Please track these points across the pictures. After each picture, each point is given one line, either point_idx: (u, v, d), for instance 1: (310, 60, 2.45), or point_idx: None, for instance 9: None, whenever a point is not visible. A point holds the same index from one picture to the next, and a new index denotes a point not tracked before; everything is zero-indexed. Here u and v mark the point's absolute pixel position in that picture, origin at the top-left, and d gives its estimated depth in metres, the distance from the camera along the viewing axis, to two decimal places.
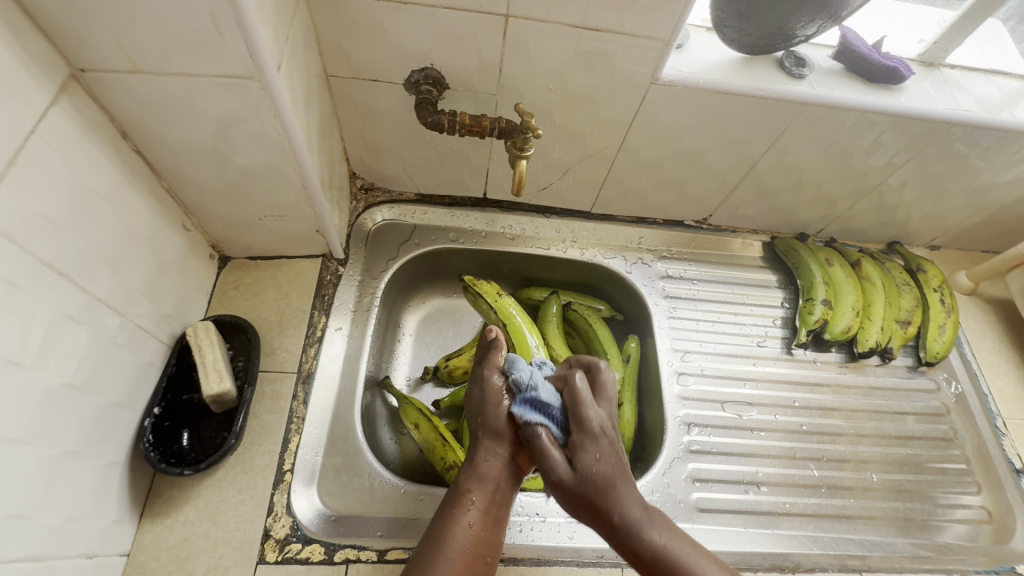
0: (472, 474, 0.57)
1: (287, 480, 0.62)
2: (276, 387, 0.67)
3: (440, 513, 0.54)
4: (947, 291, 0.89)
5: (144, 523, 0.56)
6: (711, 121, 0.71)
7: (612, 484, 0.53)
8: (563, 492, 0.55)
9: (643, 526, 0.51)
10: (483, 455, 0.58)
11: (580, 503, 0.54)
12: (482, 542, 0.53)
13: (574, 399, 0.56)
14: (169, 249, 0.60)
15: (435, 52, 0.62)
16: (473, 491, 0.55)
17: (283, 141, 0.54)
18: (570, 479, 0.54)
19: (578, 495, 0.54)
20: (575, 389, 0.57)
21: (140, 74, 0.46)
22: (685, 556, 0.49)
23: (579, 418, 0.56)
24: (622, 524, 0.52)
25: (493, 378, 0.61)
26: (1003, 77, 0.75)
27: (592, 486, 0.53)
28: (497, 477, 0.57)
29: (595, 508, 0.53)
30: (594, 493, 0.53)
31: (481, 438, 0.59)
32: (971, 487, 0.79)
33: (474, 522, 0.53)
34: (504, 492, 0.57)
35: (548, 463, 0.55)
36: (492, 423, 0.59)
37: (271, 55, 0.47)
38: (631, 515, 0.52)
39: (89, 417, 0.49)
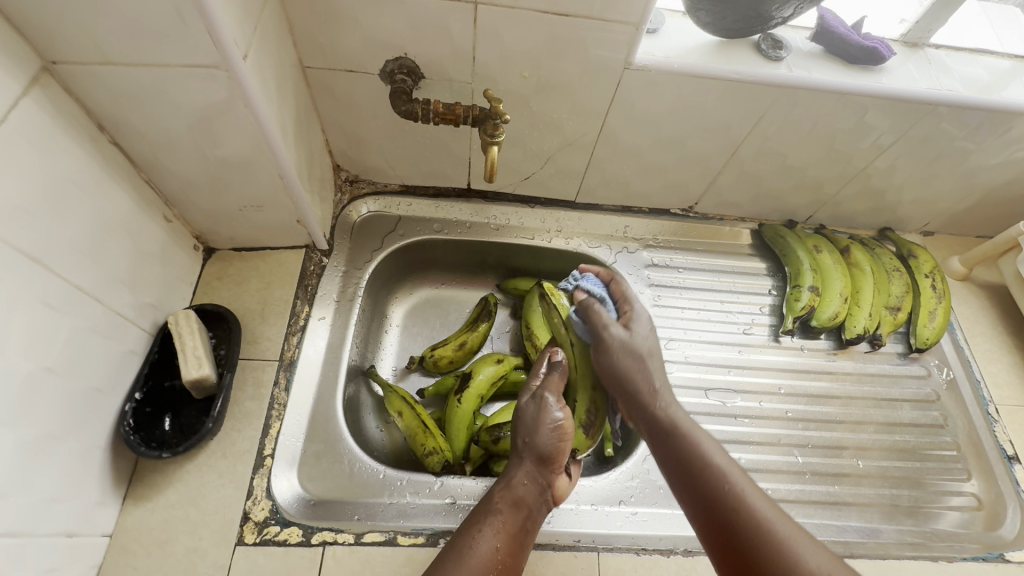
0: (506, 492, 0.60)
1: (268, 465, 0.63)
2: (258, 375, 0.68)
3: (466, 527, 0.57)
4: (939, 277, 0.88)
5: (127, 505, 0.58)
6: (688, 105, 0.71)
7: (654, 354, 0.62)
8: (616, 350, 0.60)
9: (671, 408, 0.61)
10: (521, 476, 0.62)
11: (626, 361, 0.60)
12: (503, 564, 0.54)
13: (624, 289, 0.65)
14: (150, 239, 0.61)
15: (408, 41, 0.62)
16: (503, 510, 0.58)
17: (256, 131, 0.55)
18: (623, 336, 0.61)
19: (627, 352, 0.60)
20: (623, 284, 0.65)
21: (109, 66, 0.46)
22: (707, 447, 0.57)
23: (628, 301, 0.64)
24: (655, 396, 0.61)
25: (551, 402, 0.63)
26: (990, 57, 0.73)
27: (639, 349, 0.61)
28: (530, 502, 0.60)
29: (639, 364, 0.60)
30: (642, 355, 0.61)
31: (525, 461, 0.62)
32: (960, 473, 0.78)
33: (498, 542, 0.55)
34: (533, 521, 0.60)
35: (602, 328, 0.61)
36: (540, 446, 0.61)
37: (237, 44, 0.47)
38: (666, 396, 0.61)
39: (68, 401, 0.50)
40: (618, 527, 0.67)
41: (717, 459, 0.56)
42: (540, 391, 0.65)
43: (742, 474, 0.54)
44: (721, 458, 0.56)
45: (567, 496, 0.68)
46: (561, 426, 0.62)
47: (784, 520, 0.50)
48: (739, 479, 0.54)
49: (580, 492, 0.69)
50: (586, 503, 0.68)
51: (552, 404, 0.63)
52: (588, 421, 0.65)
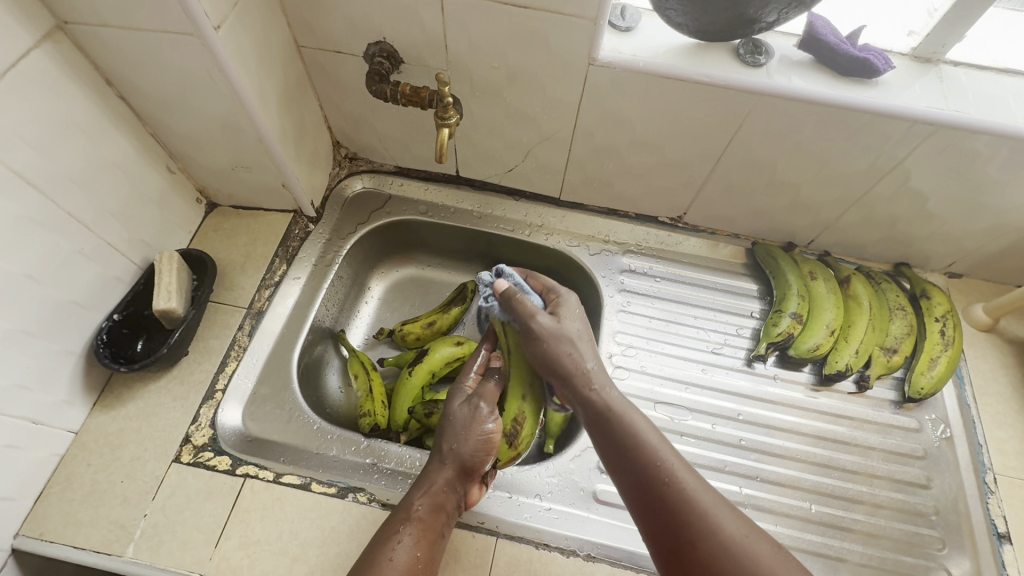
0: (425, 497, 0.59)
1: (217, 398, 0.70)
2: (226, 317, 0.75)
3: (382, 536, 0.55)
4: (952, 323, 0.78)
5: (94, 409, 0.67)
6: (660, 106, 0.69)
7: (578, 345, 0.60)
8: (544, 336, 0.60)
9: (605, 390, 0.58)
10: (441, 482, 0.61)
11: (555, 348, 0.60)
12: (421, 572, 0.54)
13: (545, 283, 0.67)
14: (151, 184, 0.71)
15: (384, 27, 0.67)
16: (421, 517, 0.57)
17: (232, 94, 0.62)
18: (549, 323, 0.61)
19: (555, 337, 0.60)
20: (543, 278, 0.68)
21: (108, 27, 0.55)
22: (636, 422, 0.56)
23: (551, 290, 0.66)
24: (586, 380, 0.59)
25: (484, 412, 0.63)
26: (1019, 79, 0.65)
27: (565, 335, 0.60)
28: (448, 509, 0.60)
29: (561, 360, 0.59)
30: (568, 341, 0.60)
31: (448, 468, 0.61)
32: (933, 542, 0.69)
33: (417, 549, 0.55)
34: (447, 528, 0.59)
35: (528, 316, 0.61)
36: (465, 456, 0.61)
37: (208, 15, 0.54)
38: (597, 377, 0.59)
39: (47, 307, 0.59)
40: (527, 518, 0.66)
41: (643, 433, 0.55)
42: (476, 396, 0.65)
43: (669, 449, 0.54)
44: (648, 434, 0.55)
45: None
46: (489, 436, 0.62)
47: (705, 491, 0.50)
48: (665, 453, 0.53)
49: (499, 478, 0.69)
50: (502, 490, 0.68)
51: (484, 414, 0.63)
52: (511, 435, 0.64)
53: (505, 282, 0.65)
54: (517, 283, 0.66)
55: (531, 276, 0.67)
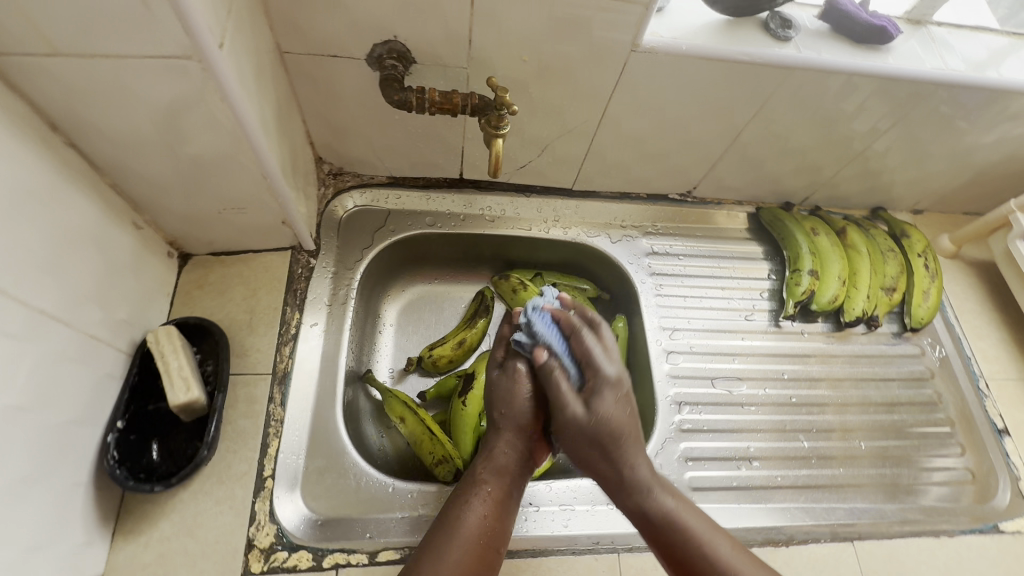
0: (488, 463, 0.57)
1: (268, 487, 0.59)
2: (250, 390, 0.63)
3: (454, 498, 0.55)
4: (931, 256, 0.89)
5: (117, 541, 0.54)
6: (694, 89, 0.67)
7: (621, 435, 0.55)
8: (572, 432, 0.56)
9: (651, 488, 0.54)
10: (502, 445, 0.58)
11: (588, 444, 0.55)
12: (492, 535, 0.53)
13: (587, 346, 0.57)
14: (120, 249, 0.56)
15: (399, 24, 0.57)
16: (487, 480, 0.56)
17: (235, 129, 0.50)
18: (581, 416, 0.55)
19: (589, 435, 0.55)
20: (585, 340, 0.58)
21: (61, 57, 0.41)
22: (693, 522, 0.53)
23: (591, 362, 0.57)
24: (632, 481, 0.55)
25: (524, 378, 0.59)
26: (987, 35, 0.74)
27: (601, 430, 0.55)
28: (515, 470, 0.57)
29: (604, 448, 0.55)
30: (605, 439, 0.55)
31: (505, 430, 0.58)
32: (955, 449, 0.80)
33: (485, 511, 0.54)
34: (517, 488, 0.57)
35: (561, 402, 0.56)
36: (518, 417, 0.58)
37: (211, 31, 0.42)
38: (643, 473, 0.55)
39: (41, 438, 0.46)
40: None
41: (705, 533, 0.52)
42: (510, 363, 0.61)
43: (701, 517, 0.53)
44: (706, 534, 0.52)
45: (582, 497, 0.66)
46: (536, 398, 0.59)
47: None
48: (727, 551, 0.51)
49: (595, 491, 0.67)
50: (603, 504, 0.66)
51: (522, 376, 0.59)
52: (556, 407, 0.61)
53: (543, 352, 0.57)
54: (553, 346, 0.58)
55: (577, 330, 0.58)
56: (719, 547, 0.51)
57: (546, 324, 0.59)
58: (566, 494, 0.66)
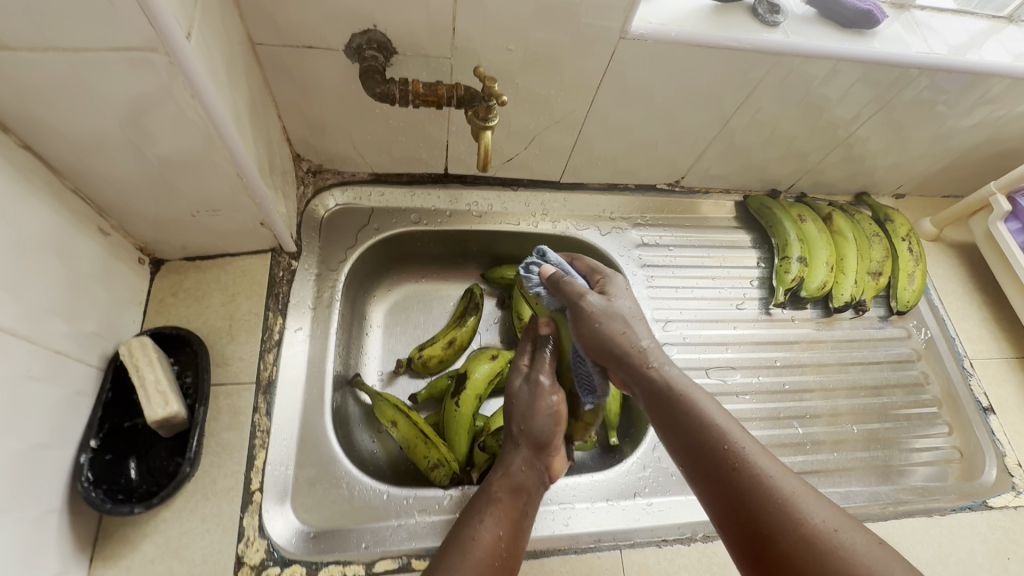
0: (503, 479, 0.58)
1: (257, 501, 0.56)
2: (233, 402, 0.60)
3: (466, 518, 0.54)
4: (915, 240, 0.90)
5: (96, 566, 0.51)
6: (683, 76, 0.66)
7: (637, 319, 0.56)
8: (598, 324, 0.55)
9: (667, 367, 0.54)
10: (517, 462, 0.60)
11: (611, 329, 0.55)
12: (507, 553, 0.52)
13: (589, 261, 0.63)
14: (85, 258, 0.53)
15: (378, 12, 0.54)
16: (501, 499, 0.56)
17: (207, 126, 0.47)
18: (601, 301, 0.56)
19: (611, 315, 0.55)
20: (584, 256, 0.63)
21: (9, 51, 0.38)
22: (707, 407, 0.51)
23: (595, 270, 0.61)
24: (650, 359, 0.54)
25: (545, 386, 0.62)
26: (969, 19, 0.75)
27: (620, 313, 0.56)
28: (530, 487, 0.59)
29: (626, 327, 0.55)
30: (624, 327, 0.55)
31: (523, 448, 0.61)
32: (941, 429, 0.82)
33: (500, 529, 0.53)
34: (531, 504, 0.57)
35: (580, 297, 0.55)
36: (537, 433, 0.60)
37: (177, 21, 0.39)
38: (659, 356, 0.55)
39: (6, 464, 0.43)
40: (636, 521, 0.64)
41: (718, 419, 0.50)
42: (533, 372, 0.63)
43: (716, 403, 0.51)
44: (722, 420, 0.50)
45: (581, 494, 0.65)
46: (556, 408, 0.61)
47: (789, 477, 0.46)
48: (740, 437, 0.49)
49: (593, 488, 0.66)
50: (601, 500, 0.65)
51: (545, 387, 0.62)
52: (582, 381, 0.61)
53: (551, 266, 0.59)
54: (556, 261, 0.63)
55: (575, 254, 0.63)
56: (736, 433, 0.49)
57: (549, 251, 0.64)
58: (566, 492, 0.65)
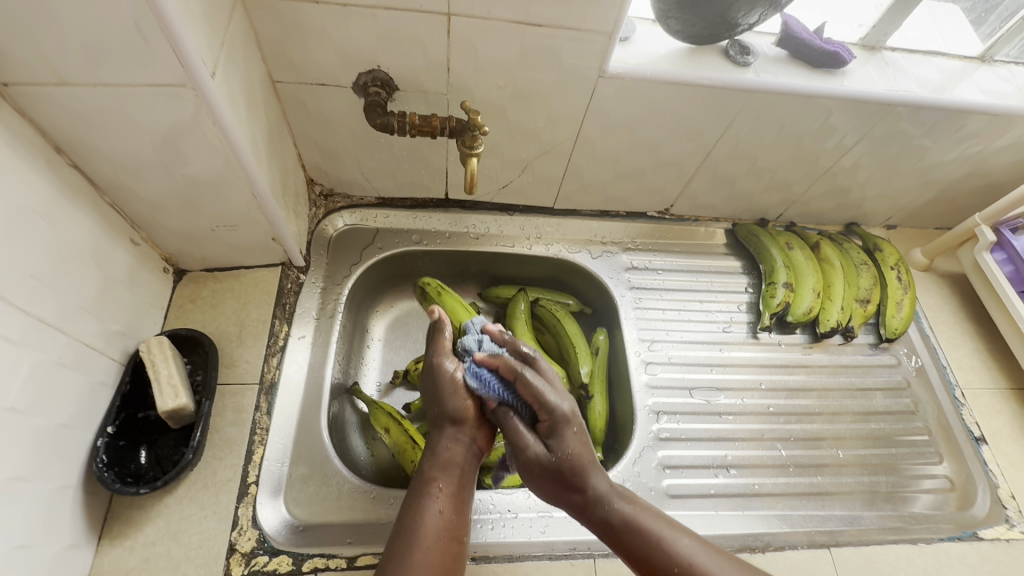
0: (435, 458, 0.57)
1: (251, 493, 0.61)
2: (237, 400, 0.66)
3: (407, 504, 0.53)
4: (904, 269, 0.92)
5: (102, 545, 0.56)
6: (662, 112, 0.72)
7: (586, 467, 0.55)
8: (538, 468, 0.57)
9: (611, 499, 0.54)
10: (445, 441, 0.58)
11: (555, 483, 0.56)
12: (453, 530, 0.52)
13: (534, 389, 0.57)
14: (117, 264, 0.60)
15: (381, 54, 0.62)
16: (436, 477, 0.55)
17: (226, 150, 0.54)
18: (545, 455, 0.57)
19: (554, 470, 0.56)
20: (529, 381, 0.57)
21: (67, 85, 0.45)
22: (651, 523, 0.52)
23: (541, 403, 0.57)
24: (591, 496, 0.55)
25: (447, 364, 0.61)
26: (940, 59, 0.79)
27: (564, 467, 0.55)
28: (462, 461, 0.57)
29: (572, 485, 0.55)
30: (566, 474, 0.55)
31: (442, 426, 0.59)
32: (934, 458, 0.81)
33: (443, 507, 0.53)
34: (469, 479, 0.57)
35: (521, 445, 0.58)
36: (452, 412, 0.59)
37: (203, 62, 0.47)
38: (601, 486, 0.55)
39: (31, 440, 0.49)
40: None
41: (662, 531, 0.51)
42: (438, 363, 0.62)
43: (658, 516, 0.53)
44: (666, 529, 0.52)
45: None
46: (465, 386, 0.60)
47: (732, 568, 0.48)
48: (686, 545, 0.50)
49: None
50: None
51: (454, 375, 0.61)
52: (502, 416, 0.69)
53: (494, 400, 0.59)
54: (497, 396, 0.59)
55: (520, 375, 0.58)
56: (680, 542, 0.50)
57: (488, 381, 0.59)
58: (545, 501, 0.67)
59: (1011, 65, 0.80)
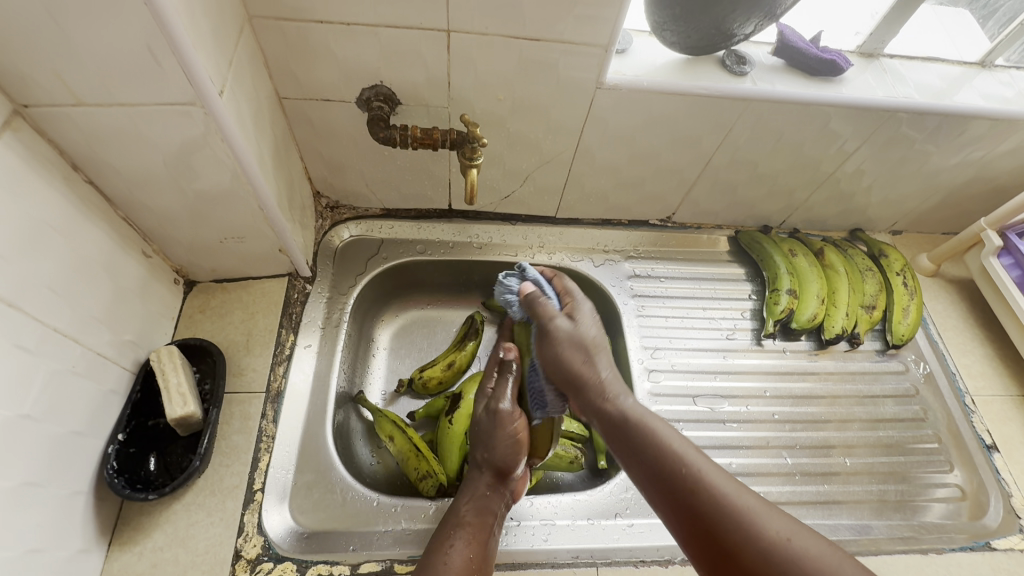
0: (471, 502, 0.61)
1: (257, 500, 0.62)
2: (244, 408, 0.67)
3: (438, 541, 0.57)
4: (910, 274, 0.91)
5: (112, 550, 0.57)
6: (660, 122, 0.73)
7: (594, 349, 0.60)
8: (558, 344, 0.60)
9: (624, 398, 0.57)
10: (481, 487, 0.63)
11: (571, 354, 0.59)
12: (478, 568, 0.55)
13: (562, 284, 0.66)
14: (129, 276, 0.62)
15: (383, 70, 0.64)
16: (470, 521, 0.59)
17: (233, 165, 0.56)
18: (551, 363, 0.60)
19: (573, 342, 0.60)
20: (564, 281, 0.67)
21: (84, 106, 0.48)
22: (663, 433, 0.53)
23: (568, 292, 0.65)
24: (602, 390, 0.57)
25: (501, 407, 0.66)
26: (940, 65, 0.79)
27: (584, 340, 0.60)
28: (494, 509, 0.62)
29: (580, 370, 0.58)
30: (581, 359, 0.59)
31: (484, 473, 0.64)
32: (944, 466, 0.80)
33: (470, 551, 0.56)
34: (496, 526, 0.61)
35: (549, 314, 0.62)
36: (496, 458, 0.64)
37: (212, 81, 0.49)
38: (614, 386, 0.57)
39: (45, 447, 0.50)
40: (616, 540, 0.66)
41: (674, 443, 0.51)
42: (493, 401, 0.67)
43: (672, 430, 0.53)
44: (680, 448, 0.51)
45: (563, 512, 0.67)
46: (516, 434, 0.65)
47: (746, 494, 0.46)
48: (696, 459, 0.50)
49: (575, 507, 0.68)
50: (582, 519, 0.67)
51: (504, 412, 0.66)
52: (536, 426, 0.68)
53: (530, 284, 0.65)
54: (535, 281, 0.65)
55: (557, 275, 0.68)
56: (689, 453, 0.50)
57: (535, 273, 0.67)
58: (548, 509, 0.67)
59: (1011, 70, 0.80)
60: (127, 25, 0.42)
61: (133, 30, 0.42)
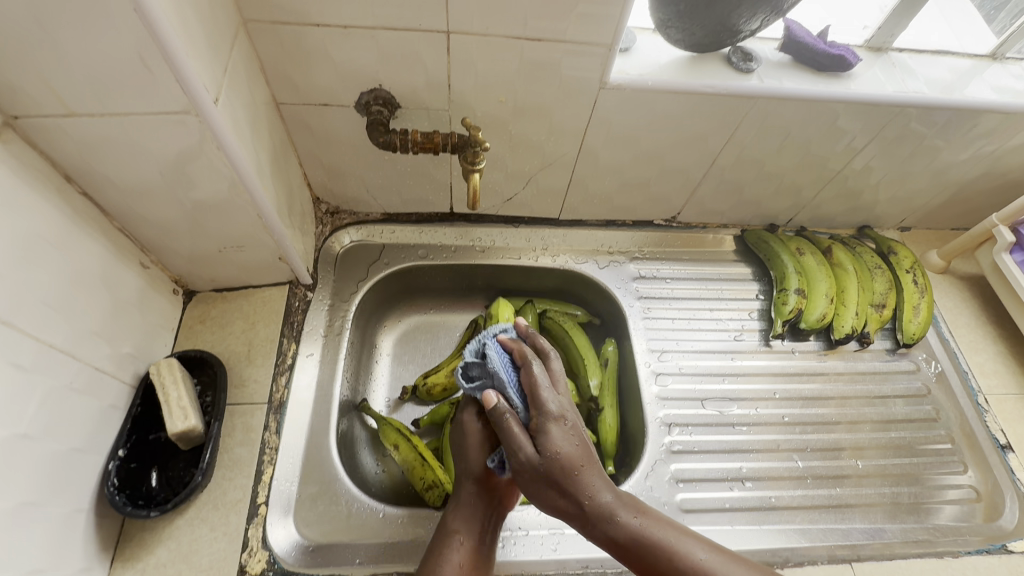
0: (458, 513, 0.59)
1: (261, 514, 0.61)
2: (247, 419, 0.66)
3: (430, 554, 0.57)
4: (920, 272, 0.89)
5: (115, 567, 0.56)
6: (666, 121, 0.71)
7: (574, 470, 0.55)
8: (527, 473, 0.56)
9: (605, 499, 0.55)
10: (467, 497, 0.60)
11: (543, 481, 0.55)
12: None
13: (534, 377, 0.59)
14: (127, 289, 0.61)
15: (381, 73, 0.62)
16: (458, 531, 0.58)
17: (230, 174, 0.55)
18: (535, 457, 0.55)
19: (542, 472, 0.55)
20: (534, 372, 0.59)
21: (75, 117, 0.46)
22: (662, 535, 0.53)
23: (537, 395, 0.58)
24: (581, 488, 0.55)
25: (474, 427, 0.63)
26: (950, 58, 0.77)
27: (553, 465, 0.55)
28: (484, 518, 0.59)
29: (557, 484, 0.55)
30: (558, 476, 0.54)
31: (466, 482, 0.61)
32: (958, 467, 0.79)
33: (461, 560, 0.56)
34: (489, 540, 0.59)
35: (515, 445, 0.56)
36: (474, 472, 0.61)
37: (206, 89, 0.47)
38: (603, 499, 0.55)
39: (43, 465, 0.49)
40: None
41: (671, 539, 0.53)
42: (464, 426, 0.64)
43: (665, 526, 0.54)
44: (675, 539, 0.53)
45: (572, 520, 0.66)
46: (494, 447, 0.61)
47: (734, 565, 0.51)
48: (694, 549, 0.52)
49: None
50: None
51: (479, 432, 0.62)
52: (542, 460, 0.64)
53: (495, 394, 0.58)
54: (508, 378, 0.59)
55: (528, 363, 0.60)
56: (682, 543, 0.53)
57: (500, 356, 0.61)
58: (556, 518, 0.66)
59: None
60: (117, 33, 0.41)
61: (123, 38, 0.41)
